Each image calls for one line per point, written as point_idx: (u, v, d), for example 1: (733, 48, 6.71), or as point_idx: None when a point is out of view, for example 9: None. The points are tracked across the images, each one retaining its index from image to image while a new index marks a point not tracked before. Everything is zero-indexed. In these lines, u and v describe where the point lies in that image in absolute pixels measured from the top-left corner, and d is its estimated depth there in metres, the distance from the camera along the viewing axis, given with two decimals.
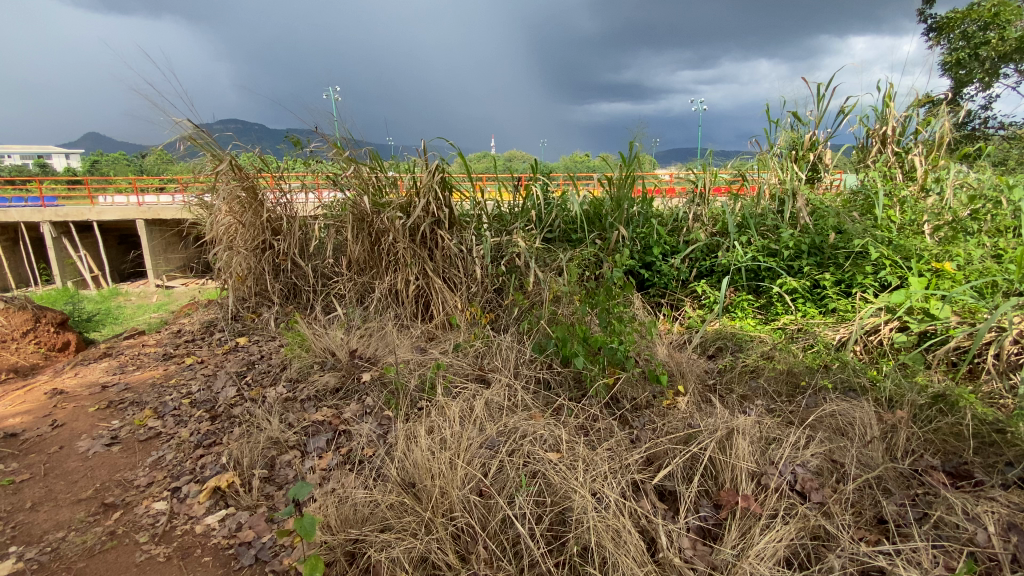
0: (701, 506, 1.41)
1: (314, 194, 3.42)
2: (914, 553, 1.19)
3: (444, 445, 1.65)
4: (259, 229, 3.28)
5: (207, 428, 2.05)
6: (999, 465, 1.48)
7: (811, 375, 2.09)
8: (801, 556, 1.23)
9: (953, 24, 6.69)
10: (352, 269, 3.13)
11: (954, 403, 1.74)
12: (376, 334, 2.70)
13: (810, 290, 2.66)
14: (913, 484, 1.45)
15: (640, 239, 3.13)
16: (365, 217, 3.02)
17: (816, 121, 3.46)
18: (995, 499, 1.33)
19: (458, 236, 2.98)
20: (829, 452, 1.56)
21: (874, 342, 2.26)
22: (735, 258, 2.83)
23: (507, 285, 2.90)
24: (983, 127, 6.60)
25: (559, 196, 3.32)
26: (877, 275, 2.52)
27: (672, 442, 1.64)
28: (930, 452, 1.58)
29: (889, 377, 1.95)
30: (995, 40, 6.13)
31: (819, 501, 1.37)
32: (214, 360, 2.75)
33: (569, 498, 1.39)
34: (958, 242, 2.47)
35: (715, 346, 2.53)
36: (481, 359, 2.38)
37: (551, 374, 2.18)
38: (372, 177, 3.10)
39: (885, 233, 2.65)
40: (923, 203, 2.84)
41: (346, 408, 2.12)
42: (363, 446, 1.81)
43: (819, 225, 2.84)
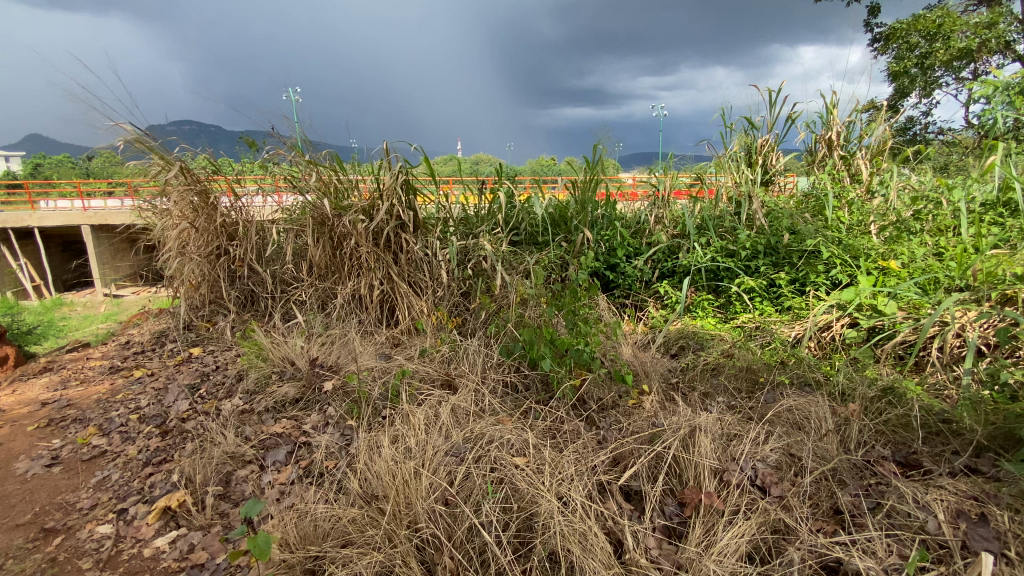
0: (666, 505, 1.42)
1: (272, 198, 3.27)
2: (869, 543, 1.23)
3: (409, 453, 1.61)
4: (214, 234, 3.16)
5: (157, 444, 1.94)
6: (945, 454, 1.55)
7: (769, 371, 2.16)
8: (762, 551, 1.26)
9: (897, 34, 7.04)
10: (312, 275, 3.04)
11: (902, 395, 1.83)
12: (339, 341, 2.62)
13: (766, 288, 2.75)
14: (866, 474, 1.50)
15: (605, 241, 3.16)
16: (326, 220, 2.95)
17: (768, 125, 3.59)
18: (943, 488, 1.39)
19: (423, 239, 2.93)
20: (787, 447, 1.60)
21: (827, 338, 2.35)
22: (695, 259, 2.90)
23: (474, 288, 2.87)
24: (925, 132, 6.98)
25: (524, 201, 3.32)
26: (828, 274, 2.61)
27: (637, 442, 1.64)
28: (881, 443, 1.65)
29: (841, 372, 2.03)
30: (940, 49, 6.46)
31: (778, 495, 1.40)
32: (166, 372, 2.61)
33: (536, 503, 1.38)
34: (902, 241, 2.60)
35: (678, 345, 2.58)
36: (448, 364, 2.34)
37: (519, 378, 2.17)
38: (333, 180, 3.02)
39: (835, 233, 2.76)
40: (869, 204, 2.98)
41: (307, 419, 2.04)
42: (324, 458, 1.74)
43: (774, 225, 2.93)
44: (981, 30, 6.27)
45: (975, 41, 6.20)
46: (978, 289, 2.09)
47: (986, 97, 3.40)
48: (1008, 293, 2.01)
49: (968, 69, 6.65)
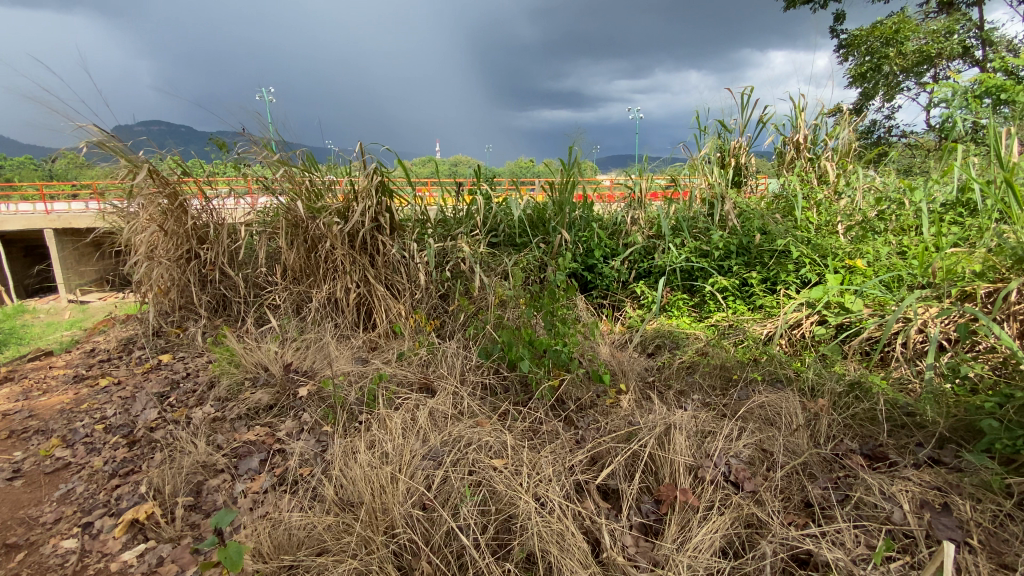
0: (643, 503, 1.44)
1: (245, 201, 3.18)
2: (839, 534, 1.27)
3: (386, 458, 1.59)
4: (183, 237, 3.08)
5: (124, 455, 1.87)
6: (910, 446, 1.60)
7: (742, 369, 2.20)
8: (736, 545, 1.28)
9: (858, 41, 7.29)
10: (287, 278, 2.98)
11: (868, 390, 1.89)
12: (314, 345, 2.58)
13: (739, 288, 2.80)
14: (835, 467, 1.54)
15: (582, 242, 3.18)
16: (300, 222, 2.90)
17: (739, 128, 3.66)
18: (908, 479, 1.44)
19: (400, 241, 2.91)
20: (759, 442, 1.63)
21: (798, 335, 2.41)
22: (670, 259, 2.94)
23: (452, 290, 2.85)
24: (887, 135, 7.23)
25: (502, 202, 3.32)
26: (798, 273, 2.68)
27: (614, 440, 1.66)
28: (849, 436, 1.70)
29: (811, 368, 2.08)
30: (897, 55, 6.72)
31: (751, 490, 1.43)
32: (133, 380, 2.52)
33: (514, 505, 1.38)
34: (867, 241, 2.69)
35: (654, 344, 2.61)
36: (426, 367, 2.32)
37: (497, 380, 2.17)
38: (304, 181, 2.98)
39: (804, 233, 2.83)
40: (837, 205, 3.06)
41: (281, 426, 2.00)
42: (300, 465, 1.71)
43: (745, 226, 2.99)
44: (937, 38, 6.54)
45: (931, 48, 6.46)
46: (938, 286, 2.18)
47: (944, 102, 3.54)
48: (966, 290, 2.09)
49: (926, 74, 6.91)
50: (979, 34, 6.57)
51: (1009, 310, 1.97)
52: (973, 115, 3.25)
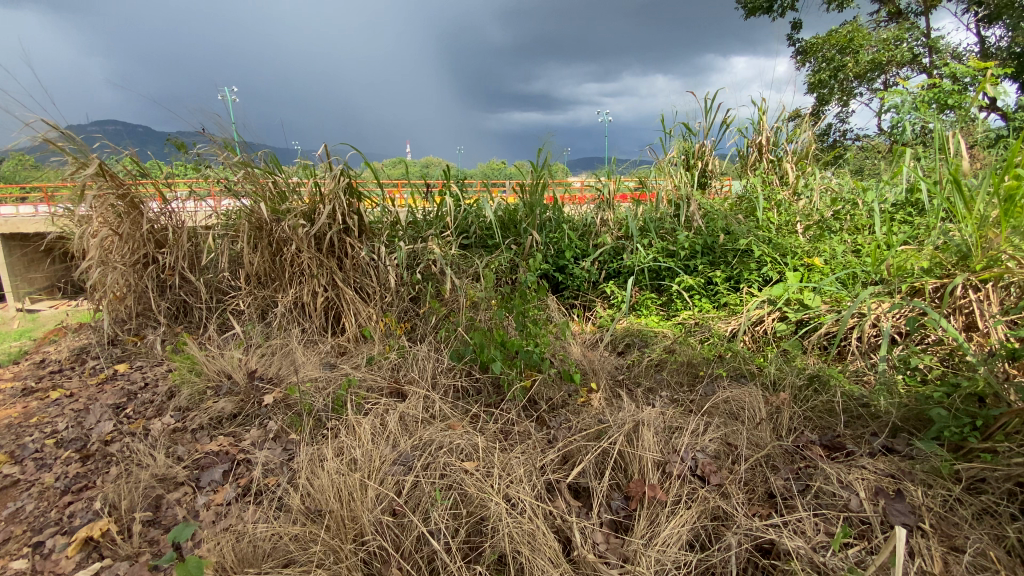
0: (613, 500, 1.46)
1: (206, 204, 3.09)
2: (800, 523, 1.31)
3: (355, 465, 1.57)
4: (140, 242, 2.96)
5: (76, 471, 1.77)
6: (865, 436, 1.67)
7: (708, 365, 2.25)
8: (702, 538, 1.30)
9: (813, 48, 7.56)
10: (251, 283, 2.90)
11: (826, 382, 1.96)
12: (280, 352, 2.51)
13: (704, 286, 2.87)
14: (796, 458, 1.59)
15: (553, 244, 3.20)
16: (264, 225, 2.82)
17: (704, 131, 3.76)
18: (864, 468, 1.50)
19: (368, 244, 2.86)
20: (724, 436, 1.67)
21: (760, 332, 2.48)
22: (638, 259, 2.99)
23: (423, 293, 2.81)
24: (842, 139, 7.54)
25: (473, 204, 3.31)
26: (760, 272, 2.76)
27: (585, 439, 1.67)
28: (809, 428, 1.76)
29: (773, 363, 2.15)
30: (851, 62, 7.02)
31: (717, 483, 1.47)
32: (87, 392, 2.40)
33: (485, 507, 1.38)
34: (824, 240, 2.79)
35: (624, 343, 2.64)
36: (396, 371, 2.29)
37: (469, 382, 2.15)
38: (268, 183, 2.90)
39: (766, 232, 2.92)
40: (796, 205, 3.16)
41: (246, 435, 1.94)
42: (265, 475, 1.66)
43: (710, 226, 3.07)
44: (887, 46, 6.84)
45: (881, 56, 6.77)
46: (891, 282, 2.28)
47: (894, 107, 3.72)
48: (916, 286, 2.20)
49: (878, 81, 7.23)
50: (926, 43, 6.92)
51: (955, 304, 2.08)
52: (920, 120, 3.42)
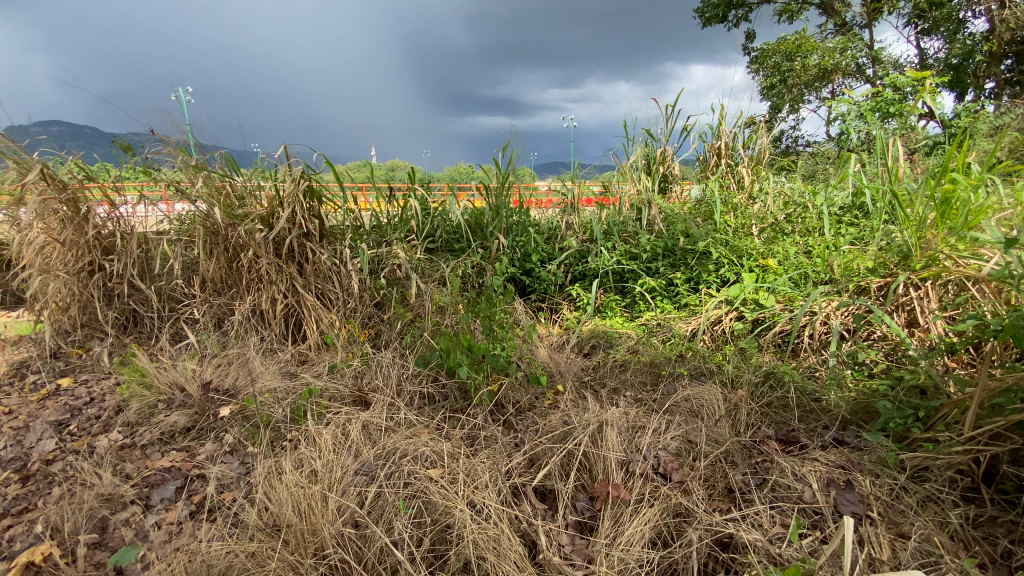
0: (578, 501, 1.47)
1: (159, 209, 2.97)
2: (757, 517, 1.36)
3: (315, 477, 1.53)
4: (85, 249, 2.80)
5: (14, 493, 1.65)
6: (818, 429, 1.74)
7: (670, 364, 2.30)
8: (664, 535, 1.33)
9: (765, 56, 7.89)
10: (206, 290, 2.80)
11: (781, 379, 2.03)
12: (237, 361, 2.43)
13: (666, 288, 2.94)
14: (754, 453, 1.63)
15: (519, 247, 3.20)
16: (219, 230, 2.72)
17: (665, 137, 3.85)
18: (817, 460, 1.56)
19: (330, 248, 2.80)
20: (685, 434, 1.71)
21: (719, 331, 2.55)
22: (603, 262, 3.04)
23: (388, 298, 2.74)
24: (794, 145, 7.86)
25: (438, 207, 3.29)
26: (718, 273, 2.83)
27: (550, 441, 1.68)
28: (766, 423, 1.82)
29: (731, 361, 2.21)
30: (799, 70, 7.35)
31: (679, 480, 1.50)
32: (26, 408, 2.24)
33: (449, 514, 1.37)
34: (778, 241, 2.89)
35: (590, 344, 2.68)
36: (360, 379, 2.24)
37: (435, 388, 2.12)
38: (224, 186, 2.79)
39: (723, 235, 3.00)
40: (751, 209, 3.26)
41: (200, 449, 1.86)
42: (221, 491, 1.59)
43: (671, 230, 3.14)
44: (832, 54, 7.12)
45: (826, 64, 7.10)
46: (839, 281, 2.39)
47: (841, 115, 3.91)
48: (862, 285, 2.32)
49: (826, 89, 7.58)
50: (869, 54, 7.31)
51: (897, 302, 2.20)
52: (864, 128, 3.61)
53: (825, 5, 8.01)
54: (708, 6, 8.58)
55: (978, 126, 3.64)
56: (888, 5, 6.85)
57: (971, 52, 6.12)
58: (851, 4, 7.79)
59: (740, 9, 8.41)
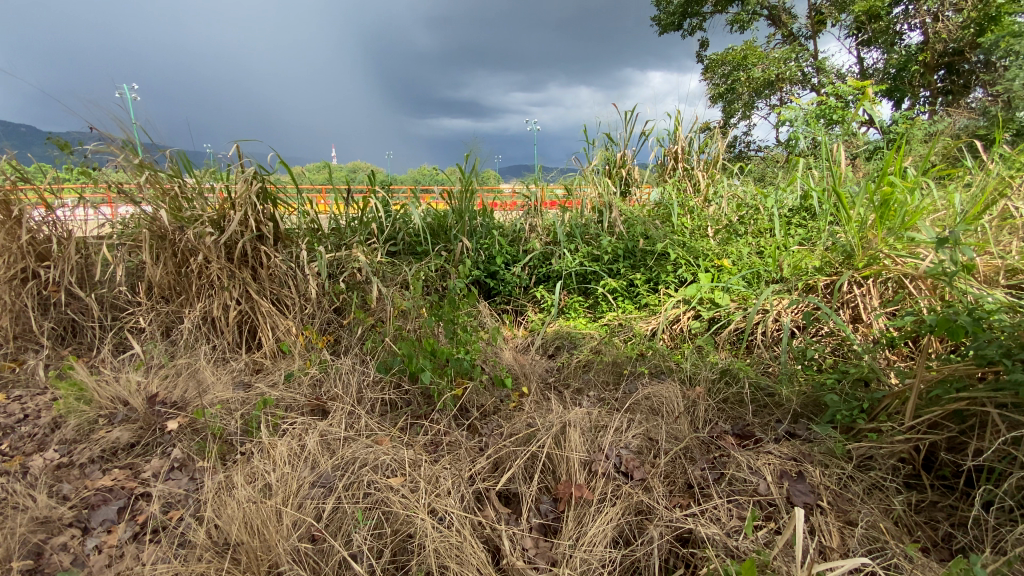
0: (541, 503, 1.47)
1: (101, 212, 2.82)
2: (715, 511, 1.39)
3: (270, 491, 1.47)
4: (18, 255, 2.63)
5: None
6: (771, 423, 1.81)
7: (631, 364, 2.34)
8: (627, 533, 1.34)
9: (717, 63, 8.17)
10: (153, 297, 2.66)
11: (736, 375, 2.10)
12: (186, 372, 2.31)
13: (627, 288, 3.00)
14: (711, 448, 1.67)
15: (483, 250, 3.18)
16: (166, 235, 2.60)
17: (624, 142, 3.92)
18: (770, 453, 1.61)
19: (285, 252, 2.71)
20: (646, 432, 1.74)
21: (677, 330, 2.62)
22: (566, 264, 3.06)
23: (348, 303, 2.67)
24: (746, 150, 8.16)
25: (399, 210, 3.23)
26: (676, 273, 2.91)
27: (514, 444, 1.67)
28: (723, 419, 1.87)
29: (688, 359, 2.27)
30: (746, 78, 7.67)
31: (640, 478, 1.52)
32: None
33: (410, 524, 1.34)
34: (732, 242, 2.98)
35: (554, 345, 2.70)
36: (318, 387, 2.17)
37: (397, 394, 2.08)
38: (172, 188, 2.66)
39: (681, 236, 3.08)
40: (707, 211, 3.36)
41: (145, 465, 1.75)
42: (169, 510, 1.51)
43: (631, 232, 3.19)
44: (778, 64, 7.48)
45: (772, 73, 7.44)
46: (789, 280, 2.49)
47: (790, 121, 4.09)
48: (810, 283, 2.42)
49: (774, 97, 7.90)
50: (814, 64, 7.67)
51: (842, 299, 2.31)
52: (810, 133, 3.78)
53: (773, 16, 8.36)
54: (663, 14, 8.84)
55: (914, 132, 3.87)
56: (831, 17, 7.21)
57: (906, 62, 6.53)
58: (796, 16, 8.18)
59: (694, 18, 8.67)
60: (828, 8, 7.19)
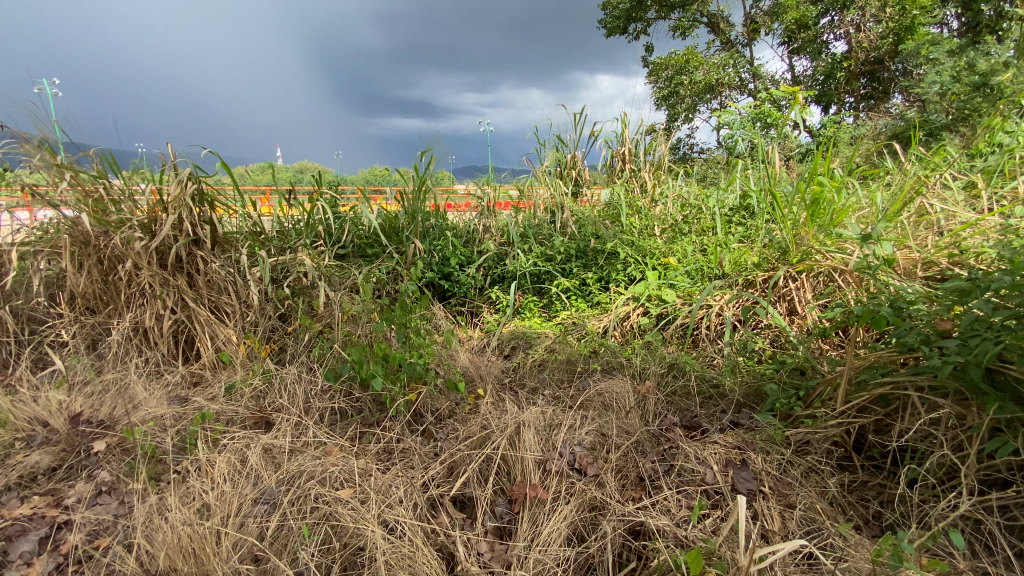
0: (496, 505, 1.47)
1: (19, 218, 2.54)
2: (665, 502, 1.43)
3: (209, 512, 1.40)
4: None
5: None
6: (717, 413, 1.88)
7: (585, 361, 2.37)
8: (581, 530, 1.36)
9: (660, 68, 8.44)
10: (77, 308, 2.47)
11: (683, 368, 2.17)
12: (115, 388, 2.15)
13: (579, 287, 3.05)
14: (661, 440, 1.72)
15: (437, 251, 3.15)
16: (89, 241, 2.42)
17: (574, 143, 3.98)
18: (716, 443, 1.68)
19: (224, 256, 2.57)
20: (599, 427, 1.77)
21: (627, 326, 2.68)
22: (520, 265, 3.07)
23: (294, 309, 2.56)
24: (690, 151, 8.45)
25: (348, 211, 3.14)
26: (626, 271, 2.98)
27: (469, 447, 1.66)
28: (672, 411, 1.93)
29: (638, 354, 2.32)
30: (688, 82, 7.98)
31: (594, 473, 1.54)
32: None
33: (361, 536, 1.31)
34: (677, 240, 3.08)
35: (510, 346, 2.70)
36: (262, 399, 2.08)
37: (348, 402, 2.01)
38: (96, 190, 2.48)
39: (630, 236, 3.16)
40: (654, 211, 3.45)
41: (69, 490, 1.61)
42: (96, 538, 1.40)
43: (582, 232, 3.24)
44: (717, 69, 7.83)
45: (711, 77, 7.77)
46: (730, 276, 2.60)
47: (728, 125, 4.28)
48: (749, 278, 2.53)
49: (714, 101, 8.23)
50: (750, 70, 8.06)
51: (779, 293, 2.42)
52: (748, 136, 3.96)
53: (712, 23, 8.72)
54: (610, 18, 9.04)
55: (841, 136, 4.14)
56: (764, 26, 7.61)
57: (832, 69, 6.97)
58: (734, 24, 8.57)
59: (638, 23, 8.92)
60: (762, 17, 7.60)
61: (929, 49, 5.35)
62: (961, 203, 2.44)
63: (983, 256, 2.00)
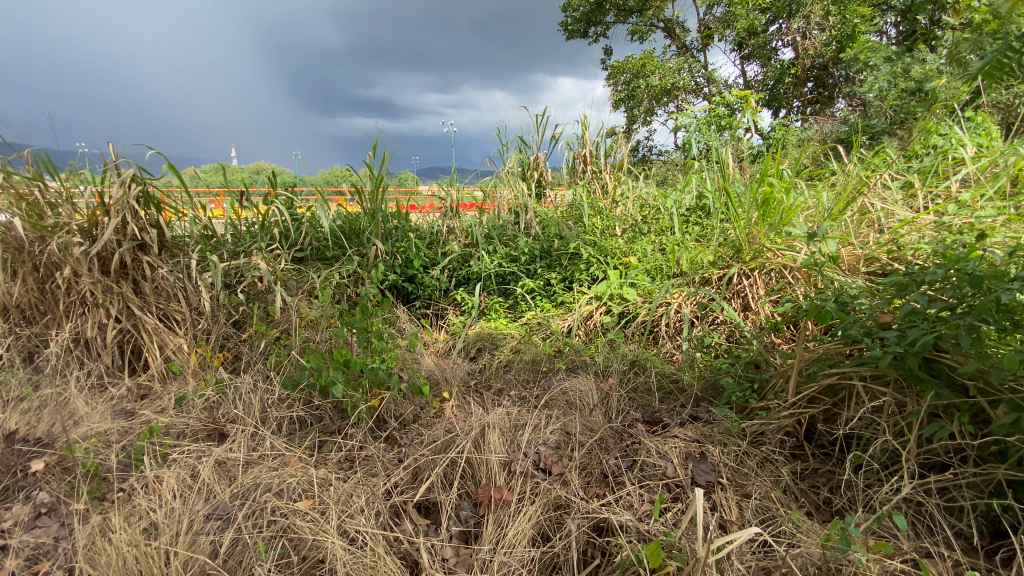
0: (461, 509, 1.46)
1: None
2: (629, 497, 1.46)
3: (155, 532, 1.33)
4: None
5: None
6: (677, 408, 1.93)
7: (549, 361, 2.39)
8: (546, 530, 1.37)
9: (618, 72, 8.60)
10: (10, 319, 2.31)
11: (644, 365, 2.22)
12: (54, 403, 2.01)
13: (544, 287, 3.06)
14: (623, 436, 1.75)
15: (399, 254, 3.10)
16: (24, 247, 2.28)
17: (536, 144, 4.00)
18: (676, 437, 1.72)
19: (172, 261, 2.46)
20: (564, 426, 1.79)
21: (590, 325, 2.71)
22: (484, 266, 3.06)
23: (249, 314, 2.47)
24: (649, 153, 8.63)
25: (306, 212, 3.05)
26: (588, 271, 3.02)
27: (433, 451, 1.65)
28: (634, 407, 1.97)
29: (601, 352, 2.35)
30: (645, 86, 8.15)
31: (558, 472, 1.56)
32: None
33: (321, 548, 1.28)
34: (637, 240, 3.14)
35: (475, 347, 2.69)
36: (216, 410, 2.00)
37: (307, 410, 1.96)
38: (30, 193, 2.37)
39: (592, 236, 3.20)
40: (615, 211, 3.51)
41: (1, 514, 1.50)
42: (32, 564, 1.30)
43: (546, 233, 3.26)
44: (672, 73, 8.03)
45: (667, 81, 7.97)
46: (688, 274, 2.67)
47: (685, 128, 4.39)
48: (706, 276, 2.61)
49: (671, 104, 8.44)
50: (705, 74, 8.31)
51: (734, 290, 2.51)
52: (704, 139, 4.08)
53: (668, 29, 8.95)
54: (570, 20, 9.14)
55: (789, 139, 4.32)
56: (717, 33, 7.86)
57: (781, 74, 7.27)
58: (688, 30, 8.82)
59: (598, 27, 9.06)
60: (715, 24, 7.85)
61: (868, 56, 5.66)
62: (899, 202, 2.58)
63: (919, 252, 2.12)
